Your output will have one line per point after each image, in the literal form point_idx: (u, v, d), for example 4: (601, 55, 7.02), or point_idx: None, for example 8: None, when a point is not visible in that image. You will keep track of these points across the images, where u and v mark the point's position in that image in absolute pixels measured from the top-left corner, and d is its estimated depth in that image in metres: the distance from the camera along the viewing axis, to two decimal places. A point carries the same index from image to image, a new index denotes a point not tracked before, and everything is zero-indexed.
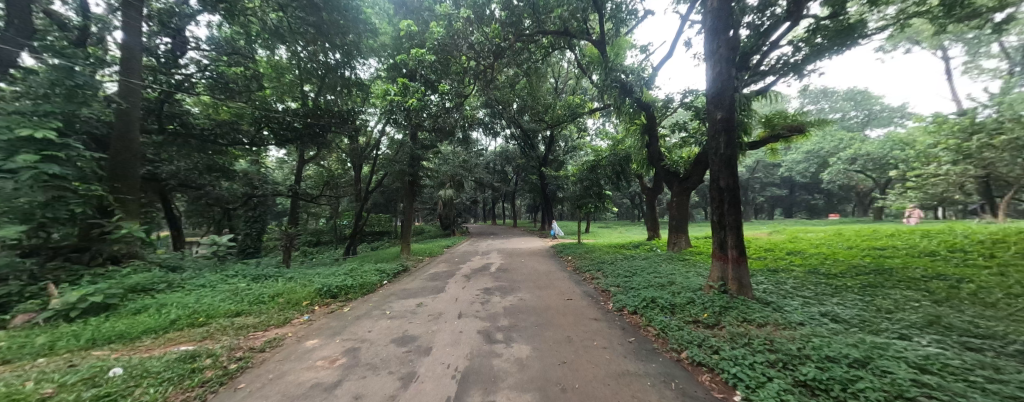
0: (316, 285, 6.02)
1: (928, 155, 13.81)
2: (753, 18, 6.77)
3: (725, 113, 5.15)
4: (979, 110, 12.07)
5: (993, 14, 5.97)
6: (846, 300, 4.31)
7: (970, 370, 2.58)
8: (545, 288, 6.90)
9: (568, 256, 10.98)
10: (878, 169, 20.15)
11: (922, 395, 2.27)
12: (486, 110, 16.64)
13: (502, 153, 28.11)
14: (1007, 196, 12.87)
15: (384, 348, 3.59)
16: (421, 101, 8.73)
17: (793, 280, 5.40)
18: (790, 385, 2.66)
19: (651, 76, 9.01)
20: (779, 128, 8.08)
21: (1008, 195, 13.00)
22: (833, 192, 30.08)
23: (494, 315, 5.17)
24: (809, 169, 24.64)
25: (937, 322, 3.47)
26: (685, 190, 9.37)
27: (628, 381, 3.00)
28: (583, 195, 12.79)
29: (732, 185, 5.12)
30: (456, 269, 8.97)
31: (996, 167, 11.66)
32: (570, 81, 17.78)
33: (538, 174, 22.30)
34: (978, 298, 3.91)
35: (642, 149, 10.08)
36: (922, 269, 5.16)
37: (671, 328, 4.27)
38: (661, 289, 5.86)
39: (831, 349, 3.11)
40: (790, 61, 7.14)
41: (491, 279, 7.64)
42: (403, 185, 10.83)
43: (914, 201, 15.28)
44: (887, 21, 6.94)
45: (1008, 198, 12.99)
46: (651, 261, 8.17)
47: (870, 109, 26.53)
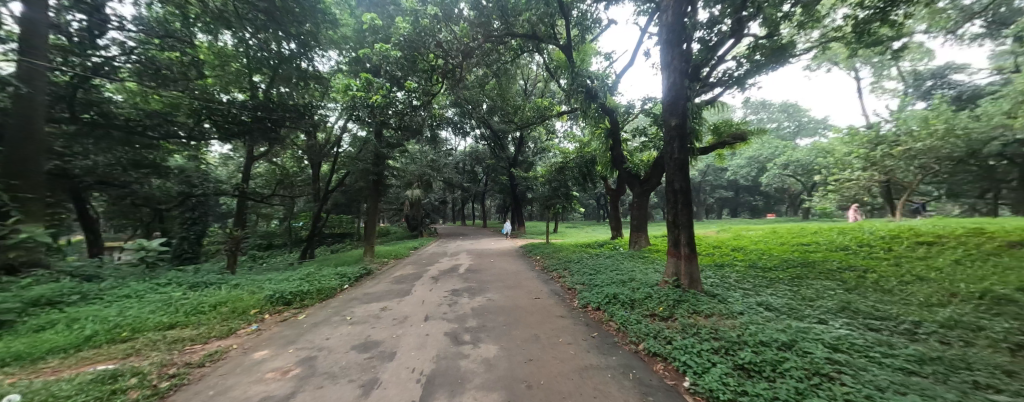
0: (267, 291, 5.59)
1: (844, 162, 15.80)
2: (703, 33, 7.32)
3: (678, 121, 5.59)
4: (883, 124, 14.29)
5: (891, 43, 7.05)
6: (777, 291, 4.85)
7: (870, 347, 3.03)
8: (515, 288, 6.98)
9: (536, 255, 11.18)
10: (806, 174, 22.80)
11: (833, 371, 2.65)
12: (454, 110, 16.41)
13: (472, 153, 27.83)
14: (902, 199, 14.90)
15: (344, 355, 3.43)
16: (385, 98, 8.62)
17: (735, 274, 5.96)
18: (730, 369, 2.95)
19: (614, 83, 9.49)
20: (726, 136, 8.83)
21: (903, 197, 15.17)
22: (770, 195, 33.49)
23: (462, 316, 5.13)
24: (751, 174, 27.19)
25: (848, 307, 4.01)
26: (645, 192, 9.94)
27: (591, 375, 3.14)
28: (552, 195, 13.34)
29: (685, 188, 5.55)
30: (423, 271, 8.75)
31: (895, 174, 13.71)
32: (538, 84, 18.14)
33: (507, 174, 22.49)
34: (878, 285, 4.59)
35: (607, 152, 10.54)
36: (838, 262, 5.92)
37: (630, 322, 4.52)
38: (622, 285, 6.19)
39: (764, 335, 3.49)
40: (734, 75, 7.85)
41: (460, 281, 7.57)
42: (367, 184, 10.45)
43: (832, 202, 16.97)
44: (813, 43, 7.86)
45: (904, 200, 15.00)
46: (614, 259, 8.58)
47: (800, 120, 30.01)
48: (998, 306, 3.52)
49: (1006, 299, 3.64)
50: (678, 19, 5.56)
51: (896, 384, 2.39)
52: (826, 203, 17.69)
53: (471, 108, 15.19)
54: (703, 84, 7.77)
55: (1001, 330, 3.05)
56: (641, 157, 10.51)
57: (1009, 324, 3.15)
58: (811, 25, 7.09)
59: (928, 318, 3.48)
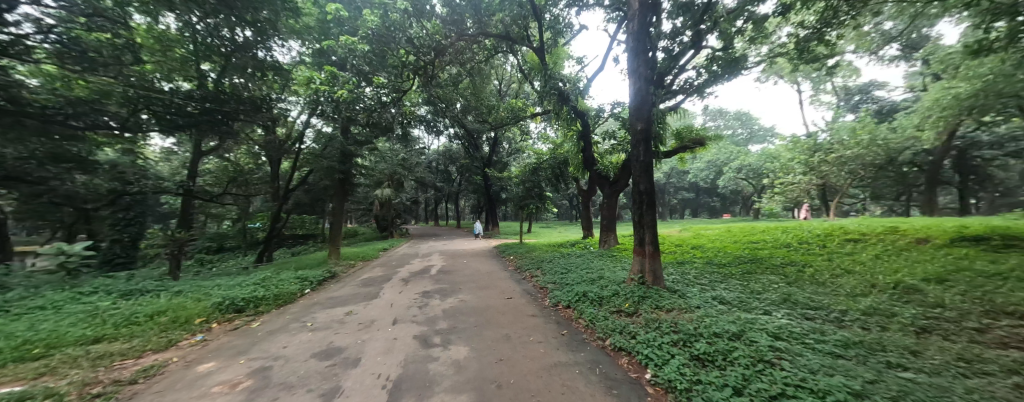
0: (215, 298, 5.14)
1: (788, 167, 17.15)
2: (667, 43, 7.70)
3: (644, 125, 5.87)
4: (819, 134, 15.89)
5: (826, 61, 7.84)
6: (730, 285, 5.23)
7: (806, 334, 3.36)
8: (487, 288, 6.97)
9: (510, 255, 11.24)
10: (757, 177, 24.83)
11: (775, 358, 2.92)
12: (427, 108, 15.82)
13: (445, 152, 27.35)
14: (835, 201, 16.54)
15: (303, 364, 3.25)
16: (352, 93, 8.31)
17: (694, 270, 6.35)
18: (687, 359, 3.15)
19: (586, 87, 9.77)
20: (687, 140, 9.37)
21: (835, 200, 16.73)
22: (726, 197, 36.15)
23: (433, 318, 5.04)
24: (709, 177, 29.15)
25: (788, 299, 4.42)
26: (615, 193, 10.30)
27: (559, 371, 3.22)
28: (526, 196, 13.55)
29: (650, 189, 5.82)
30: (393, 273, 8.48)
31: (829, 178, 15.30)
32: (513, 84, 18.26)
33: (481, 174, 22.42)
34: (813, 278, 5.11)
35: (578, 153, 10.81)
36: (782, 258, 6.49)
37: (598, 318, 4.68)
38: (591, 283, 6.38)
39: (717, 326, 3.76)
40: (694, 84, 8.36)
41: (431, 282, 7.42)
42: (332, 183, 9.98)
43: (778, 203, 18.42)
44: (762, 57, 8.55)
45: (836, 202, 16.62)
46: (584, 258, 8.84)
47: (751, 128, 32.72)
48: (907, 294, 4.06)
49: (913, 288, 4.20)
50: (643, 29, 5.83)
51: (825, 366, 2.68)
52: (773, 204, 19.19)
53: (444, 107, 14.86)
54: (666, 91, 8.21)
55: (909, 315, 3.51)
56: (610, 159, 10.88)
57: (915, 310, 3.63)
58: (760, 41, 7.71)
59: (853, 306, 3.93)
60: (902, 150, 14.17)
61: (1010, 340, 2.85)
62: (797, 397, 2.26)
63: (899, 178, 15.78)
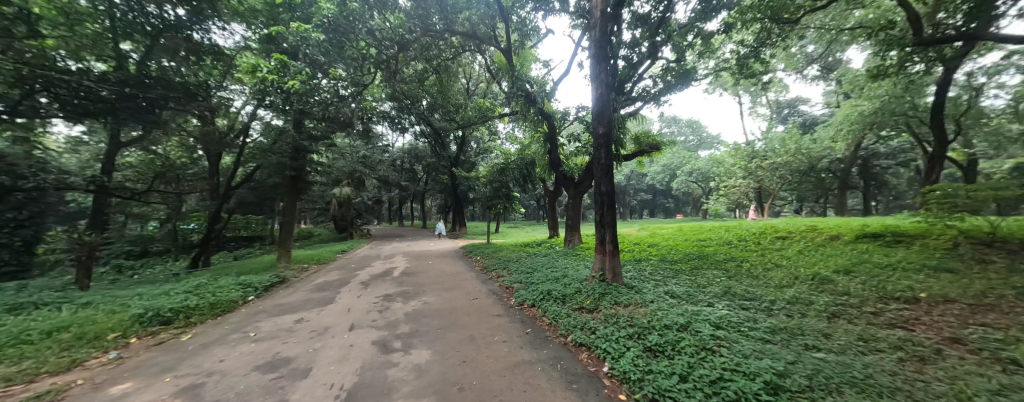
0: (134, 310, 4.51)
1: (730, 172, 18.88)
2: (627, 52, 8.10)
3: (604, 130, 6.15)
4: (755, 142, 17.75)
5: (762, 77, 8.72)
6: (680, 280, 5.64)
7: (742, 323, 3.72)
8: (452, 290, 6.86)
9: (476, 255, 11.15)
10: (705, 180, 27.05)
11: (715, 345, 3.20)
12: (390, 103, 15.25)
13: (410, 150, 26.48)
14: (769, 202, 18.46)
15: (242, 378, 2.97)
16: (307, 85, 7.76)
17: (649, 267, 6.76)
18: (641, 351, 3.34)
19: (552, 90, 10.01)
20: (645, 145, 9.95)
21: (768, 201, 18.64)
22: (679, 198, 38.98)
23: (394, 322, 4.86)
24: (665, 180, 31.23)
25: (728, 291, 4.87)
26: (579, 194, 10.63)
27: (523, 369, 3.25)
28: (493, 196, 13.46)
29: (610, 190, 6.09)
30: (352, 276, 8.04)
31: (764, 181, 17.07)
32: (481, 84, 18.21)
33: (448, 174, 22.06)
34: (749, 272, 5.67)
35: (545, 155, 10.99)
36: (725, 254, 7.13)
37: (561, 316, 4.80)
38: (556, 281, 6.55)
39: (667, 318, 4.03)
40: (651, 92, 8.88)
41: (393, 285, 7.15)
42: (283, 180, 9.24)
43: (723, 204, 20.18)
44: (710, 70, 9.31)
45: (769, 203, 18.55)
46: (549, 258, 9.01)
47: (700, 135, 35.65)
48: (822, 284, 4.65)
49: (827, 279, 4.83)
50: (604, 37, 6.08)
51: (756, 351, 2.99)
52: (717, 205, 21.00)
53: (409, 103, 14.40)
54: (626, 97, 8.64)
55: (823, 303, 4.03)
56: (575, 161, 11.22)
57: (827, 297, 4.19)
58: (708, 55, 8.42)
59: (779, 296, 4.43)
60: (821, 158, 16.24)
61: (896, 320, 3.39)
62: (732, 381, 2.51)
63: (818, 183, 18.08)
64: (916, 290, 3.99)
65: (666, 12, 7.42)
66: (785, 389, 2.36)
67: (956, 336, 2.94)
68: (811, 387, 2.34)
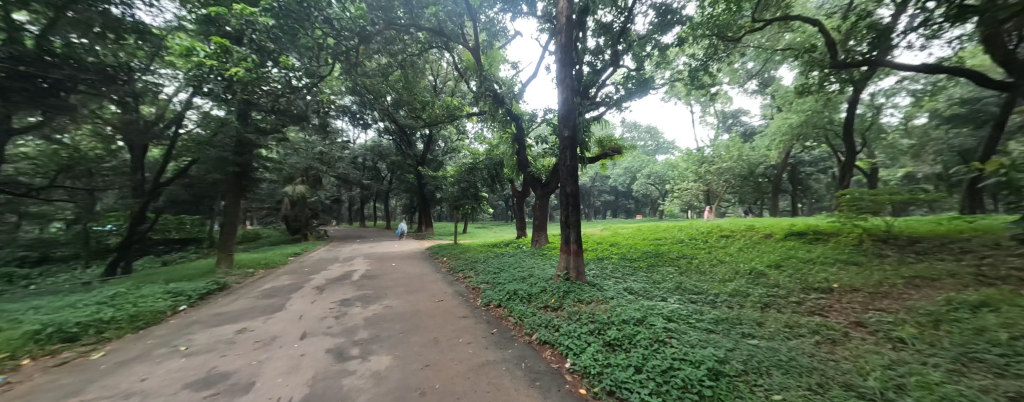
0: (29, 326, 3.84)
1: (683, 175, 20.35)
2: (591, 59, 8.42)
3: (570, 132, 6.33)
4: (704, 148, 19.30)
5: (710, 88, 9.50)
6: (637, 277, 5.96)
7: (690, 315, 4.03)
8: (416, 292, 6.64)
9: (443, 256, 10.92)
10: (661, 183, 28.92)
11: (667, 336, 3.43)
12: (351, 97, 14.51)
13: (373, 147, 25.29)
14: (716, 204, 20.17)
15: (170, 398, 2.64)
16: (255, 73, 7.13)
17: (610, 265, 7.07)
18: (601, 346, 3.49)
19: (519, 92, 10.14)
20: (608, 148, 10.40)
21: (715, 203, 20.36)
22: (639, 200, 41.30)
23: (352, 328, 4.60)
24: (626, 182, 32.92)
25: (680, 286, 5.24)
26: (546, 194, 10.83)
27: (487, 370, 3.24)
28: (461, 196, 13.16)
29: (575, 191, 6.28)
30: (306, 280, 7.50)
31: (712, 184, 18.61)
32: (448, 82, 17.92)
33: (414, 173, 21.42)
34: (698, 268, 6.15)
35: (513, 155, 11.05)
36: (678, 252, 7.66)
37: (526, 315, 4.86)
38: (522, 281, 6.61)
39: (625, 313, 4.24)
40: (614, 98, 9.31)
41: (353, 288, 6.79)
42: (225, 177, 8.40)
43: (677, 205, 21.70)
44: (666, 80, 9.95)
45: (716, 205, 20.27)
46: (516, 258, 9.07)
47: (657, 141, 38.12)
48: (757, 278, 5.17)
49: (762, 273, 5.36)
50: (570, 43, 6.26)
51: (701, 340, 3.25)
52: (672, 206, 22.55)
53: (372, 98, 13.75)
54: (591, 102, 8.96)
55: (758, 294, 4.48)
56: (542, 163, 11.42)
57: (761, 289, 4.66)
58: (664, 66, 9.00)
59: (723, 289, 4.84)
60: (759, 164, 18.07)
61: (815, 308, 3.86)
62: (680, 369, 2.71)
63: (757, 187, 20.12)
64: (831, 281, 4.57)
65: (627, 23, 7.82)
66: (725, 374, 2.59)
67: (859, 319, 3.42)
68: (745, 371, 2.60)
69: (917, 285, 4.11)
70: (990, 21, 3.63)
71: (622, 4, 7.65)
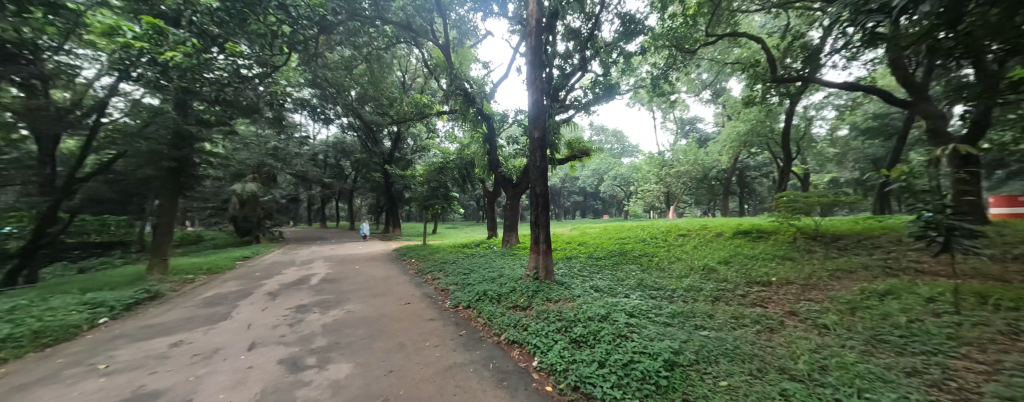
0: None
1: (646, 178, 21.49)
2: (561, 62, 8.60)
3: (540, 134, 6.43)
4: (665, 152, 20.52)
5: (670, 96, 10.10)
6: (603, 275, 6.17)
7: (649, 310, 4.25)
8: (381, 295, 6.38)
9: (410, 258, 10.59)
10: (626, 184, 30.30)
11: (628, 331, 3.58)
12: (311, 90, 13.63)
13: (335, 144, 23.93)
14: (674, 204, 21.54)
15: None
16: (197, 59, 6.47)
17: (578, 264, 7.26)
18: (567, 343, 3.56)
19: (490, 92, 10.12)
20: (576, 150, 10.70)
21: (674, 204, 21.74)
22: (606, 201, 42.95)
23: (308, 336, 4.30)
24: (594, 183, 34.11)
25: (641, 283, 5.51)
26: (517, 194, 10.88)
27: (455, 372, 3.19)
28: (430, 196, 12.76)
29: (544, 192, 6.37)
30: (257, 286, 6.92)
31: (671, 186, 19.84)
32: (418, 79, 17.46)
33: (381, 172, 20.61)
34: (658, 265, 6.51)
35: (484, 155, 10.99)
36: (640, 250, 8.05)
37: (495, 315, 4.85)
38: (491, 281, 6.59)
39: (590, 310, 4.38)
40: (582, 101, 9.58)
41: (311, 293, 6.37)
42: (159, 173, 7.52)
43: (640, 206, 22.85)
44: (631, 86, 10.42)
45: (674, 205, 21.64)
46: (487, 258, 9.03)
47: (623, 144, 39.91)
48: (709, 274, 5.57)
49: (713, 268, 5.79)
50: (540, 45, 6.37)
51: (658, 333, 3.44)
52: (636, 206, 23.69)
53: (334, 92, 13.03)
54: (561, 104, 9.16)
55: (709, 289, 4.83)
56: (513, 163, 11.47)
57: (713, 284, 5.03)
58: (629, 73, 9.43)
59: (679, 285, 5.17)
60: (712, 168, 19.55)
61: (757, 300, 4.23)
62: (639, 362, 2.84)
63: (710, 189, 21.74)
64: (771, 275, 5.04)
65: (595, 29, 8.08)
66: (679, 365, 2.76)
67: (793, 309, 3.80)
68: (696, 361, 2.80)
69: (838, 277, 4.66)
70: (895, 48, 4.21)
71: (590, 11, 7.90)
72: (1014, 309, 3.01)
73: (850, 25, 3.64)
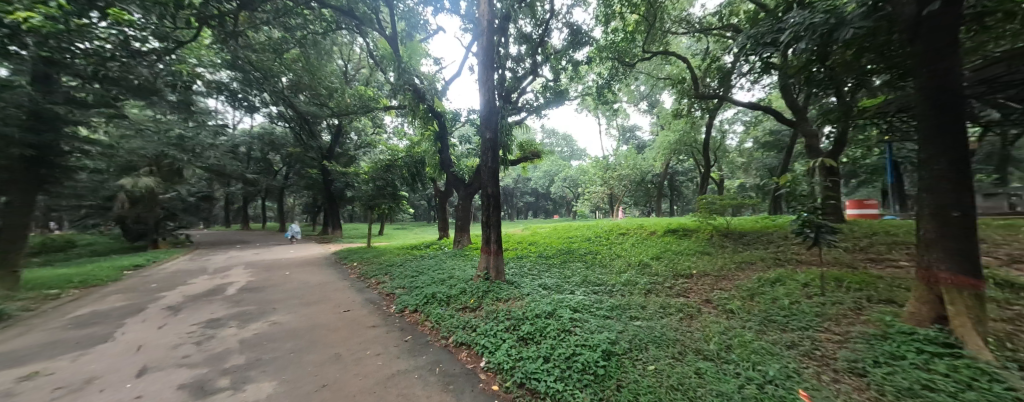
0: None
1: (592, 180, 22.85)
2: (513, 65, 8.72)
3: (491, 134, 6.44)
4: (609, 157, 22.08)
5: (613, 105, 10.87)
6: (551, 273, 6.41)
7: (592, 305, 4.50)
8: (315, 304, 5.81)
9: (352, 261, 9.83)
10: (574, 186, 31.87)
11: (573, 326, 3.75)
12: (231, 72, 11.92)
13: (263, 135, 21.22)
14: (616, 205, 23.29)
15: None
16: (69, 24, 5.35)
17: (528, 263, 7.42)
18: (515, 341, 3.61)
19: (442, 89, 9.87)
20: (528, 152, 10.96)
21: (617, 205, 23.46)
22: (557, 202, 44.70)
23: (221, 354, 3.74)
24: (545, 184, 35.29)
25: (585, 279, 5.84)
26: (469, 194, 10.75)
27: (397, 381, 3.03)
28: (376, 195, 12.08)
29: (495, 192, 6.40)
30: (153, 300, 5.80)
31: (613, 188, 21.39)
32: (362, 70, 16.32)
33: (319, 167, 18.81)
34: (601, 262, 6.95)
35: (435, 154, 10.66)
36: (586, 248, 8.52)
37: (444, 318, 4.73)
38: (441, 283, 6.40)
39: (538, 307, 4.51)
40: (534, 104, 9.83)
41: (228, 305, 5.54)
42: (6, 162, 5.90)
43: (586, 206, 24.22)
44: (580, 93, 10.97)
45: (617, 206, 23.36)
46: (436, 259, 8.77)
47: (572, 147, 41.95)
48: (643, 268, 6.11)
49: (648, 264, 6.35)
50: (491, 47, 6.39)
51: (599, 326, 3.66)
52: (583, 207, 25.02)
53: (261, 77, 11.54)
54: (513, 106, 9.29)
55: (643, 282, 5.30)
56: (466, 163, 11.35)
57: (646, 278, 5.52)
58: (577, 80, 9.93)
59: (618, 280, 5.59)
60: (648, 172, 21.55)
61: (681, 291, 4.76)
62: (580, 354, 3.00)
63: (647, 191, 23.92)
64: (692, 268, 5.70)
65: (544, 35, 8.37)
66: (614, 354, 2.97)
67: (709, 297, 4.35)
68: (629, 349, 3.05)
69: (743, 268, 5.47)
70: (782, 76, 5.05)
71: (540, 17, 8.16)
72: (858, 289, 3.83)
73: (751, 54, 4.28)
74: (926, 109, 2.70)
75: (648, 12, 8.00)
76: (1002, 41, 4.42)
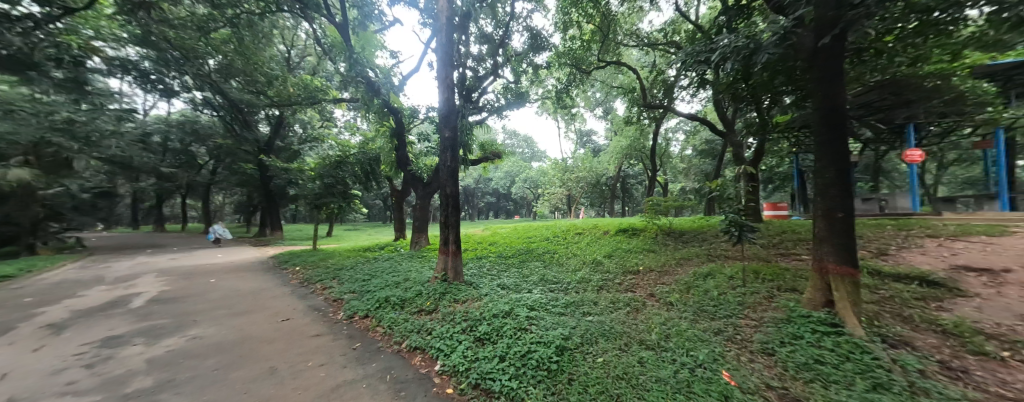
0: None
1: (551, 181, 23.47)
2: (473, 64, 8.63)
3: (450, 133, 6.29)
4: (566, 159, 22.87)
5: (570, 109, 11.28)
6: (510, 273, 6.45)
7: (548, 302, 4.61)
8: (247, 314, 5.18)
9: (294, 266, 8.97)
10: (534, 187, 32.46)
11: (528, 324, 3.81)
12: (143, 49, 10.24)
13: (184, 124, 18.52)
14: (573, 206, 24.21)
15: None
16: None
17: (487, 264, 7.40)
18: (471, 342, 3.57)
19: (399, 84, 9.46)
20: (488, 152, 10.94)
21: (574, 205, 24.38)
22: (518, 203, 45.21)
23: (122, 377, 3.17)
24: (506, 185, 35.45)
25: (542, 278, 5.97)
26: (428, 194, 10.43)
27: (342, 391, 2.83)
28: (323, 193, 11.19)
29: (454, 192, 6.27)
30: (24, 318, 4.72)
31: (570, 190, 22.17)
32: (308, 57, 15.02)
33: (256, 162, 16.92)
34: (558, 261, 7.18)
35: (391, 151, 10.17)
36: (544, 248, 8.73)
37: (397, 322, 4.52)
38: (395, 287, 6.11)
39: (494, 307, 4.52)
40: (495, 105, 9.84)
41: (133, 320, 4.72)
42: None
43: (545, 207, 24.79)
44: (540, 96, 11.23)
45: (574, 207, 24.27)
46: (391, 262, 8.36)
47: (533, 149, 42.74)
48: (596, 266, 6.41)
49: (601, 262, 6.67)
50: (451, 44, 6.26)
51: (554, 323, 3.76)
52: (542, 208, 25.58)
53: (181, 57, 10.08)
54: (473, 106, 9.19)
55: (596, 279, 5.56)
56: (425, 162, 10.98)
57: (599, 275, 5.80)
58: (537, 83, 10.13)
59: (573, 277, 5.80)
60: (602, 175, 22.71)
61: (629, 286, 5.08)
62: (535, 351, 3.06)
63: (602, 193, 25.20)
64: (640, 265, 6.11)
65: (505, 37, 8.44)
66: (567, 348, 3.08)
67: (652, 292, 4.70)
68: (581, 343, 3.18)
69: (682, 264, 5.99)
70: (715, 91, 5.62)
71: (500, 18, 8.19)
72: (771, 280, 4.42)
73: (690, 69, 4.70)
74: (820, 125, 3.20)
75: (603, 23, 8.43)
76: (876, 73, 5.39)
